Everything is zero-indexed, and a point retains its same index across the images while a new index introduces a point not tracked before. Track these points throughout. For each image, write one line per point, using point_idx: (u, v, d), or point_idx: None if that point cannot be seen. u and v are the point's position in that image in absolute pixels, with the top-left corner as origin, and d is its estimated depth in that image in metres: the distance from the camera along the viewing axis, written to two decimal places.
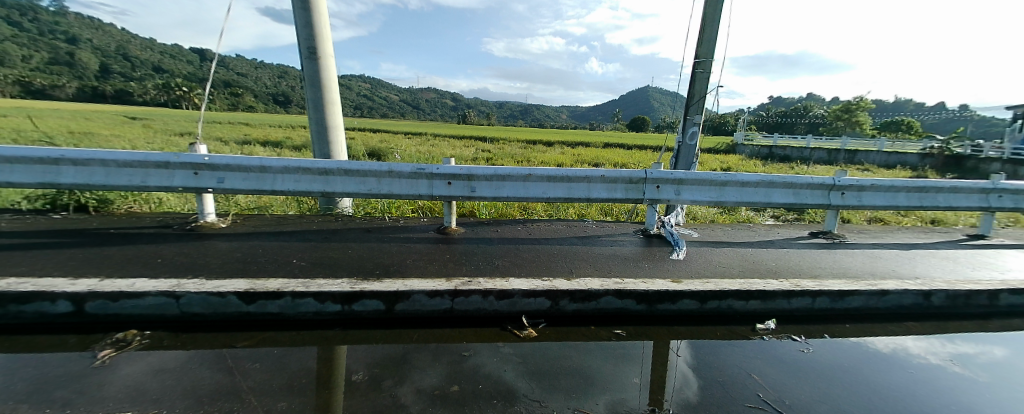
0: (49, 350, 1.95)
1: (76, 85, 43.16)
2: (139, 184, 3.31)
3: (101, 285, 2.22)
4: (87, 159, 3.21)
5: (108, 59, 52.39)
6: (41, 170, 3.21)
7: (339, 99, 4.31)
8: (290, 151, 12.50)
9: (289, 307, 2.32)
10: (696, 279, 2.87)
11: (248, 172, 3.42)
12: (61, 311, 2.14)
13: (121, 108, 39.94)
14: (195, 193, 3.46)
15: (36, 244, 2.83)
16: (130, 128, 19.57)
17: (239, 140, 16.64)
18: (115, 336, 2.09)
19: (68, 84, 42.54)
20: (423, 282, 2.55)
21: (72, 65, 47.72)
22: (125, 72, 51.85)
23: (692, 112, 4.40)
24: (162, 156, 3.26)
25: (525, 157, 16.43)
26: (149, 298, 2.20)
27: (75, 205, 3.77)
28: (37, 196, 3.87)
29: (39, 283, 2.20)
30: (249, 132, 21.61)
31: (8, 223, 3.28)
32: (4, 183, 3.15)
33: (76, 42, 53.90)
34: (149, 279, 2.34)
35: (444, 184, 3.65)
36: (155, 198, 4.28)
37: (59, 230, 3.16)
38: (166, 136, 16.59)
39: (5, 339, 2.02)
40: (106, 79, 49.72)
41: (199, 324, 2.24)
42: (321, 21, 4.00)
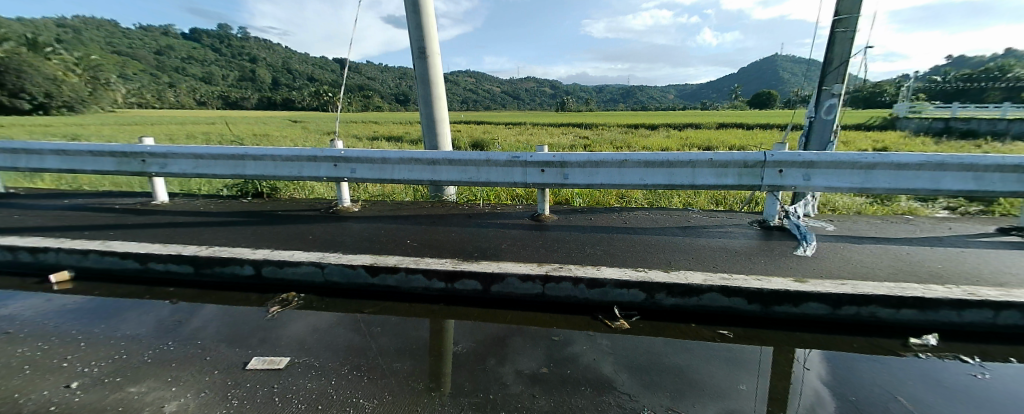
0: (241, 303, 2.58)
1: (255, 97, 54.74)
2: (296, 175, 4.08)
3: (272, 255, 2.83)
4: (262, 155, 4.06)
5: (275, 74, 65.10)
6: (233, 165, 4.16)
7: (445, 94, 4.65)
8: (407, 145, 14.09)
9: (403, 281, 2.66)
10: (827, 280, 2.46)
11: (372, 163, 3.94)
12: (247, 274, 2.79)
13: (284, 113, 49.26)
14: (334, 182, 4.12)
15: (233, 222, 3.72)
16: (288, 129, 24.06)
17: (370, 136, 19.40)
18: (281, 296, 2.66)
19: (250, 96, 54.10)
20: (516, 266, 2.68)
21: (252, 80, 60.45)
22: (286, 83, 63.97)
23: (829, 82, 3.68)
24: (311, 151, 3.95)
25: (625, 142, 15.77)
26: (303, 267, 2.73)
27: (256, 192, 4.84)
28: (232, 185, 5.07)
29: (234, 252, 2.90)
30: (375, 129, 24.83)
31: (216, 205, 4.37)
32: (212, 175, 4.17)
33: (253, 62, 67.95)
34: (303, 252, 2.90)
35: (537, 171, 3.72)
36: (308, 186, 5.25)
37: (246, 211, 4.10)
38: (315, 134, 20.14)
39: (214, 293, 2.72)
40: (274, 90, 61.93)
41: (337, 290, 2.71)
42: (429, 21, 4.35)
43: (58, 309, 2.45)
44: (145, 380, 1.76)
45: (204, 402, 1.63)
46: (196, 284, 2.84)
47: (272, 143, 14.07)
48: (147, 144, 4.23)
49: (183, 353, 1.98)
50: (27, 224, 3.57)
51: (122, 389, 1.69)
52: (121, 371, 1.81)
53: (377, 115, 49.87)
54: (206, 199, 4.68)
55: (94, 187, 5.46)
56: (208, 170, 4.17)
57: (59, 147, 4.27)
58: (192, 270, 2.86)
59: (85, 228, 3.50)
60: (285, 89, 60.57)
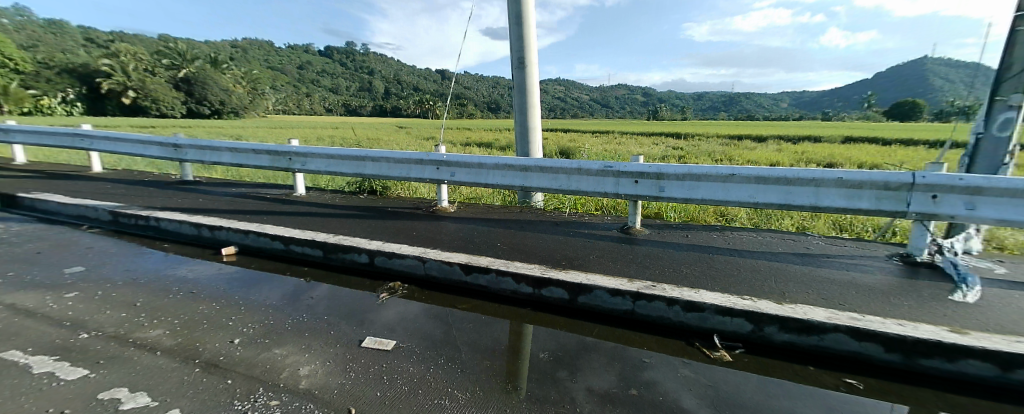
0: (357, 286, 2.93)
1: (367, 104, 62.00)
2: (404, 176, 4.52)
3: (383, 247, 3.18)
4: (378, 157, 4.59)
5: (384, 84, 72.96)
6: (354, 165, 4.76)
7: (539, 102, 4.75)
8: (497, 151, 14.69)
9: (493, 282, 2.78)
10: (1003, 336, 1.96)
11: (470, 168, 4.19)
12: (361, 262, 3.17)
13: (389, 119, 54.81)
14: (435, 184, 4.47)
15: (352, 215, 4.26)
16: (395, 134, 26.75)
17: (463, 141, 20.70)
18: (388, 284, 2.96)
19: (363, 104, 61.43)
20: (605, 279, 2.63)
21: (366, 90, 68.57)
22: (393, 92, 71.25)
23: (1005, 90, 2.97)
24: (418, 154, 4.35)
25: (726, 154, 14.44)
26: (408, 259, 3.00)
27: (371, 190, 5.49)
28: (351, 182, 5.80)
29: (353, 242, 3.32)
30: (467, 135, 26.40)
31: (340, 199, 5.05)
32: (338, 173, 4.83)
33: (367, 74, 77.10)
34: (408, 246, 3.20)
35: (631, 182, 3.60)
36: (413, 187, 5.79)
37: (362, 206, 4.66)
38: (415, 139, 22.12)
39: (337, 275, 3.13)
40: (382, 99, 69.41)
41: (435, 284, 2.93)
42: (529, 32, 4.50)
43: (226, 276, 3.05)
44: (285, 344, 2.09)
45: (327, 371, 1.88)
46: (322, 265, 3.31)
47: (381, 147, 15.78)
48: (292, 145, 5.06)
49: (312, 325, 2.32)
50: (209, 206, 4.52)
51: (268, 350, 2.02)
52: (268, 334, 2.18)
53: (468, 121, 52.77)
54: (332, 194, 5.44)
55: (252, 179, 6.69)
56: (336, 169, 4.84)
57: (232, 146, 5.32)
58: (320, 254, 3.33)
59: (246, 212, 4.32)
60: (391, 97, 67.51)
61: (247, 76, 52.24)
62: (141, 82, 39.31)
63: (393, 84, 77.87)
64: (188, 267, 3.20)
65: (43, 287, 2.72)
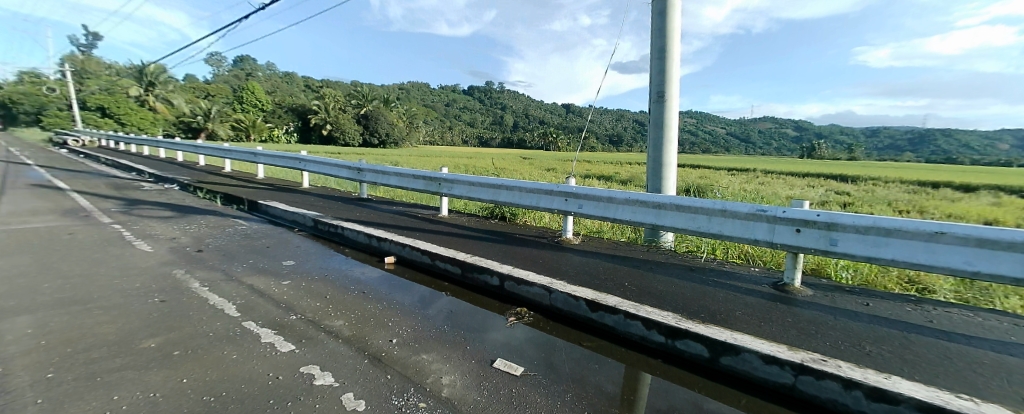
0: (488, 306, 3.12)
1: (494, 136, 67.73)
2: (533, 204, 4.75)
3: (514, 272, 3.36)
4: (512, 185, 4.95)
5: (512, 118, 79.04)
6: (490, 191, 5.23)
7: (677, 138, 4.54)
8: (619, 185, 14.38)
9: (621, 324, 2.66)
10: None
11: (599, 201, 4.19)
12: (493, 284, 3.39)
13: (513, 150, 58.61)
14: (562, 215, 4.57)
15: (485, 238, 4.64)
16: (521, 164, 28.53)
17: (584, 174, 20.92)
18: (515, 309, 3.06)
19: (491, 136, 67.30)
20: (756, 342, 2.28)
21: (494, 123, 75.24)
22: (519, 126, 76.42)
23: None
24: (550, 185, 4.54)
25: (921, 204, 11.43)
26: (536, 287, 3.10)
27: (502, 215, 5.95)
28: (485, 208, 6.37)
29: (487, 264, 3.59)
30: (588, 168, 26.63)
31: (475, 222, 5.58)
32: (476, 198, 5.38)
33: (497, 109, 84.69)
34: (536, 274, 3.31)
35: (789, 231, 3.11)
36: (539, 216, 6.08)
37: (494, 230, 5.05)
38: (538, 170, 23.22)
39: (471, 293, 3.40)
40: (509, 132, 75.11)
41: (560, 316, 2.93)
42: (672, 66, 4.40)
43: (385, 281, 3.59)
44: (429, 351, 2.32)
45: (464, 384, 2.02)
46: (459, 282, 3.64)
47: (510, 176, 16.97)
48: (443, 172, 5.92)
49: (451, 337, 2.54)
50: (376, 220, 5.45)
51: (417, 354, 2.28)
52: (417, 340, 2.46)
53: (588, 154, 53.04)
54: (468, 216, 6.05)
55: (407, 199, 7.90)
56: (475, 194, 5.39)
57: (399, 171, 6.53)
58: (458, 271, 3.69)
59: (401, 227, 5.07)
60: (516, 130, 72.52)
61: (404, 112, 62.45)
62: (335, 118, 50.58)
63: (518, 118, 83.59)
64: (359, 270, 3.88)
65: (269, 273, 3.62)
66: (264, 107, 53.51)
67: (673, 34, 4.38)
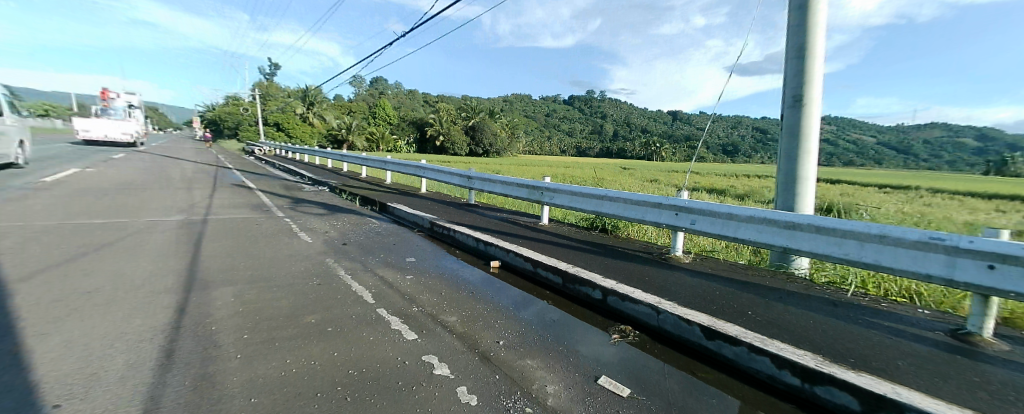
0: (591, 320, 3.07)
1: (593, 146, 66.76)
2: (639, 217, 4.58)
3: (619, 287, 3.28)
4: (618, 197, 4.84)
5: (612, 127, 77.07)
6: (594, 202, 5.21)
7: (817, 149, 3.94)
8: (737, 200, 12.93)
9: (742, 357, 2.38)
10: None
11: (716, 218, 3.84)
12: (596, 298, 3.35)
13: (613, 161, 57.06)
14: (672, 230, 4.31)
15: (587, 250, 4.64)
16: (624, 176, 27.70)
17: (695, 186, 19.36)
18: (619, 326, 2.96)
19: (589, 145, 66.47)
20: (932, 402, 1.82)
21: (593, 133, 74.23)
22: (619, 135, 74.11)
23: None
24: (659, 198, 4.33)
25: None
26: (642, 306, 2.97)
27: (603, 227, 5.89)
28: (586, 218, 6.37)
29: (590, 276, 3.57)
30: (699, 180, 24.54)
31: (576, 232, 5.61)
32: (579, 208, 5.41)
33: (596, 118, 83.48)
34: (642, 291, 3.18)
35: (977, 266, 2.42)
36: (643, 230, 5.85)
37: (595, 242, 5.02)
38: (643, 181, 22.19)
39: (574, 304, 3.40)
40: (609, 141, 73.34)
41: (669, 340, 2.75)
42: (813, 65, 3.84)
43: (492, 285, 3.83)
44: (534, 358, 2.39)
45: (569, 396, 2.00)
46: (560, 292, 3.69)
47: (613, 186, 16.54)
48: (546, 181, 6.11)
49: (554, 345, 2.57)
50: (483, 225, 5.85)
51: (523, 358, 2.36)
52: (522, 344, 2.56)
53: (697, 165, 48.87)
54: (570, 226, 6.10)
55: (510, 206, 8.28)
56: (578, 204, 5.43)
57: (504, 180, 6.95)
58: (560, 281, 3.75)
59: (506, 233, 5.34)
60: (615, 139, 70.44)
61: (506, 124, 65.57)
62: (446, 129, 55.43)
63: (619, 127, 81.14)
64: (468, 271, 4.20)
65: (395, 268, 4.16)
66: (389, 121, 61.31)
67: (816, 28, 3.83)
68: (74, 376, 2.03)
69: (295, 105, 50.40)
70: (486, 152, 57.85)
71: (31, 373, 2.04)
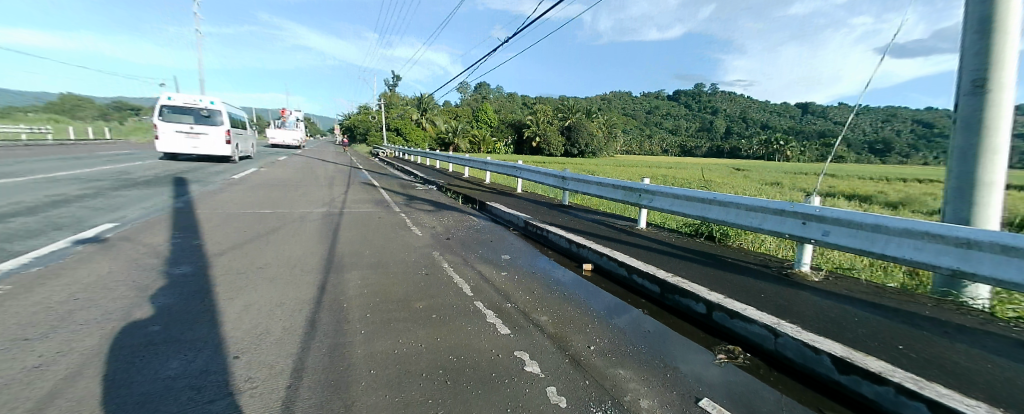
0: (692, 335, 2.85)
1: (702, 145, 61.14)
2: (755, 226, 4.09)
3: (727, 302, 2.98)
4: (729, 201, 4.40)
5: (726, 123, 69.42)
6: (700, 207, 4.82)
7: (1011, 145, 3.04)
8: (895, 210, 10.58)
9: (887, 400, 1.92)
10: None
11: (857, 229, 3.22)
12: (699, 312, 3.11)
13: (725, 161, 51.35)
14: (797, 242, 3.75)
15: (689, 258, 4.32)
16: (739, 177, 24.74)
17: (834, 192, 16.39)
18: (727, 346, 2.68)
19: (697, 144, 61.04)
20: None
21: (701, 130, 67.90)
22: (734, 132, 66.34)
23: None
24: (780, 204, 3.82)
25: None
26: (756, 326, 2.65)
27: (709, 234, 5.42)
28: (690, 224, 5.91)
29: (693, 287, 3.32)
30: (839, 184, 20.75)
31: (678, 239, 5.25)
32: (682, 212, 5.05)
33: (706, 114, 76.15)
34: (756, 309, 2.85)
35: None
36: (758, 240, 5.22)
37: (700, 251, 4.64)
38: (763, 184, 19.60)
39: (674, 316, 3.20)
40: (721, 139, 66.27)
41: (789, 368, 2.39)
42: (1004, 38, 2.99)
43: (586, 288, 3.83)
44: (627, 368, 2.32)
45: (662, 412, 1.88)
46: (657, 302, 3.51)
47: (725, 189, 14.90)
48: (645, 183, 5.83)
49: (649, 357, 2.46)
50: (577, 226, 5.83)
51: (615, 367, 2.31)
52: (615, 352, 2.50)
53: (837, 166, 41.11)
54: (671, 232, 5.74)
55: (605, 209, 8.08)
56: (681, 208, 5.08)
57: (599, 181, 6.81)
58: (658, 290, 3.56)
59: (601, 236, 5.25)
60: (729, 137, 63.33)
61: (604, 123, 63.72)
62: (543, 129, 56.18)
63: (734, 123, 72.65)
64: (561, 273, 4.26)
65: (492, 264, 4.40)
66: (489, 124, 64.47)
67: None
68: (249, 333, 2.62)
69: (409, 112, 56.28)
70: (582, 152, 57.06)
71: (223, 327, 2.69)
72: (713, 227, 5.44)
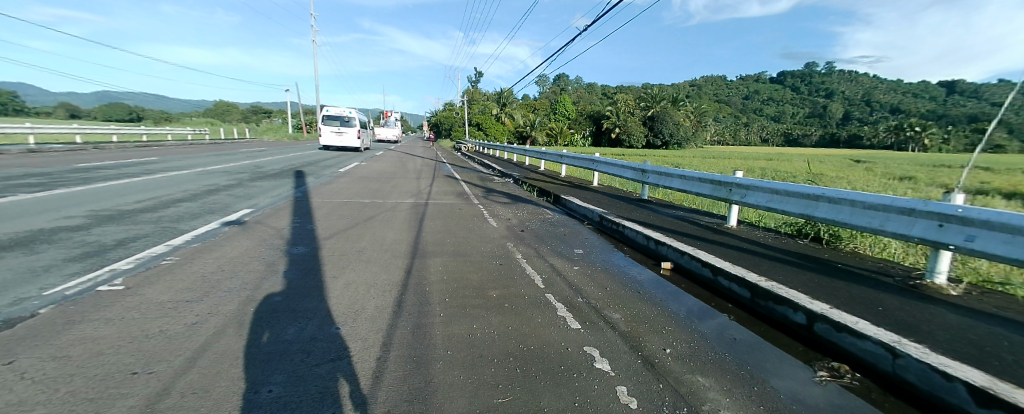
0: (787, 347, 2.57)
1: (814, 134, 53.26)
2: (876, 227, 3.47)
3: (832, 312, 2.62)
4: (841, 198, 3.81)
5: (847, 108, 59.43)
6: (805, 204, 4.25)
7: None
8: None
9: None
10: None
11: (1014, 234, 2.54)
12: (797, 322, 2.78)
13: (842, 151, 44.14)
14: (932, 248, 3.10)
15: (788, 262, 3.86)
16: (859, 170, 21.14)
17: (1002, 189, 13.11)
18: (831, 364, 2.36)
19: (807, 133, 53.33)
20: None
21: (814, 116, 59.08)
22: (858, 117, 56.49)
23: None
24: (909, 202, 3.19)
25: None
26: (868, 342, 2.28)
27: (814, 236, 4.78)
28: (791, 224, 5.27)
29: (791, 294, 2.97)
30: (1010, 180, 16.53)
31: (774, 239, 4.72)
32: (781, 210, 4.51)
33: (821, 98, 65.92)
34: (871, 324, 2.45)
35: None
36: (879, 244, 4.46)
37: (802, 254, 4.12)
38: (896, 179, 16.45)
39: (766, 325, 2.91)
40: (840, 126, 56.96)
41: (911, 395, 2.01)
42: None
43: (665, 288, 3.65)
44: (707, 375, 2.18)
45: None
46: (748, 309, 3.21)
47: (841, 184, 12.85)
48: (737, 176, 5.31)
49: (734, 367, 2.28)
50: (656, 222, 5.56)
51: (693, 374, 2.19)
52: (693, 358, 2.37)
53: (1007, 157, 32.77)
54: (767, 232, 5.17)
55: (690, 204, 7.54)
56: (781, 206, 4.54)
57: (684, 174, 6.37)
58: (748, 295, 3.26)
59: (684, 234, 4.93)
60: (850, 123, 54.16)
61: (693, 111, 58.81)
62: (624, 120, 53.82)
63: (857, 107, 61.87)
64: (638, 270, 4.12)
65: (565, 257, 4.41)
66: (567, 116, 63.58)
67: None
68: (349, 308, 3.01)
69: (489, 107, 58.05)
70: (666, 143, 53.50)
71: (329, 301, 3.12)
72: (820, 228, 4.77)
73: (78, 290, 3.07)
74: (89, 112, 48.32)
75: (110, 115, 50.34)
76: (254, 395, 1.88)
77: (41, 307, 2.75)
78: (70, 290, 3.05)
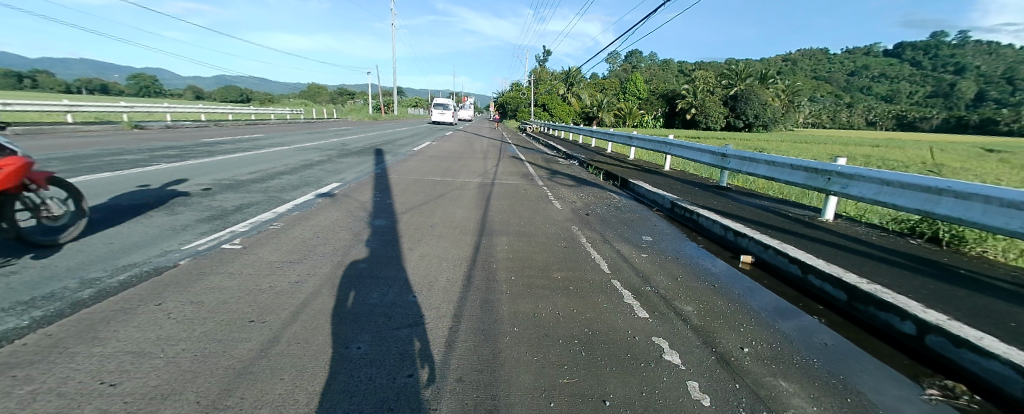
0: (889, 359, 2.29)
1: (941, 117, 45.03)
2: (1015, 230, 2.84)
3: (950, 324, 2.27)
4: (972, 193, 3.20)
5: (992, 85, 49.10)
6: (924, 199, 3.63)
7: None
8: None
9: None
10: None
11: None
12: (904, 332, 2.46)
13: (975, 138, 37.01)
14: None
15: (897, 263, 3.38)
16: (996, 161, 17.67)
17: None
18: (944, 382, 2.05)
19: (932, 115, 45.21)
20: None
21: (943, 95, 49.76)
22: (1005, 96, 46.70)
23: None
24: None
25: None
26: (996, 362, 1.94)
27: (931, 235, 4.12)
28: (903, 221, 4.58)
29: (897, 299, 2.62)
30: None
31: (879, 237, 4.15)
32: (891, 204, 3.92)
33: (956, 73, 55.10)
34: (1002, 341, 2.08)
35: None
36: (1020, 249, 3.72)
37: (914, 256, 3.58)
38: None
39: (864, 333, 2.60)
40: (978, 107, 47.41)
41: None
42: None
43: (744, 282, 3.42)
44: (790, 380, 2.02)
45: None
46: (841, 312, 2.89)
47: (972, 176, 10.83)
48: (838, 164, 4.69)
49: (824, 374, 2.09)
50: (735, 211, 5.16)
51: (773, 377, 2.04)
52: (773, 359, 2.22)
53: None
54: (871, 228, 4.55)
55: (776, 193, 6.85)
56: (891, 199, 3.94)
57: (772, 159, 5.77)
58: (842, 297, 2.94)
59: (767, 225, 4.52)
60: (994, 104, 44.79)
61: (783, 90, 52.56)
62: (702, 100, 49.76)
63: (1002, 83, 50.89)
64: (713, 262, 3.89)
65: (632, 244, 4.29)
66: (638, 95, 60.16)
67: None
68: (423, 278, 3.24)
69: (556, 86, 57.03)
70: (750, 126, 48.63)
71: (406, 271, 3.38)
72: (940, 227, 4.07)
73: (207, 246, 3.67)
74: (208, 94, 55.89)
75: (223, 96, 57.72)
76: (345, 350, 2.12)
77: (181, 259, 3.33)
78: (201, 247, 3.64)
